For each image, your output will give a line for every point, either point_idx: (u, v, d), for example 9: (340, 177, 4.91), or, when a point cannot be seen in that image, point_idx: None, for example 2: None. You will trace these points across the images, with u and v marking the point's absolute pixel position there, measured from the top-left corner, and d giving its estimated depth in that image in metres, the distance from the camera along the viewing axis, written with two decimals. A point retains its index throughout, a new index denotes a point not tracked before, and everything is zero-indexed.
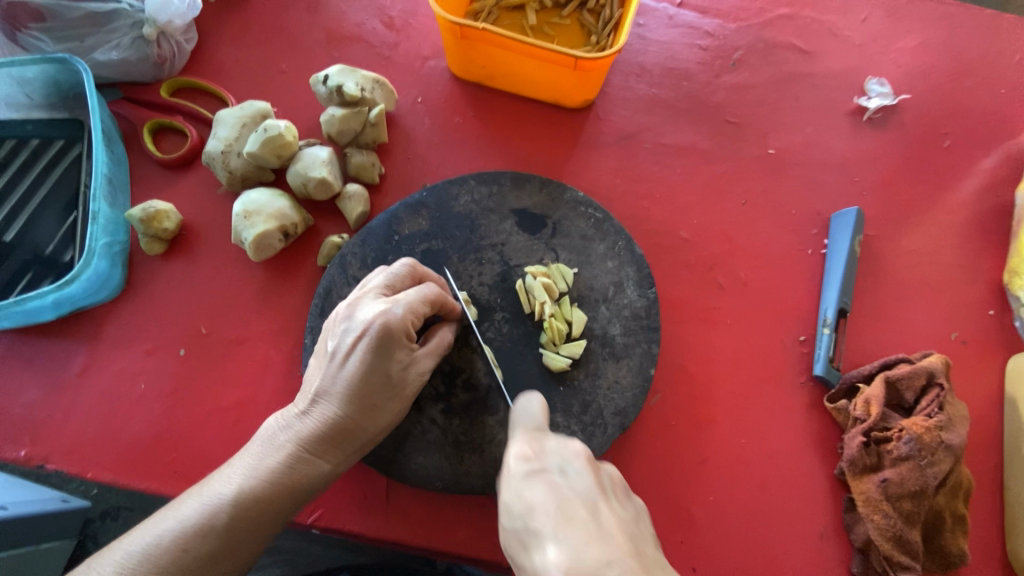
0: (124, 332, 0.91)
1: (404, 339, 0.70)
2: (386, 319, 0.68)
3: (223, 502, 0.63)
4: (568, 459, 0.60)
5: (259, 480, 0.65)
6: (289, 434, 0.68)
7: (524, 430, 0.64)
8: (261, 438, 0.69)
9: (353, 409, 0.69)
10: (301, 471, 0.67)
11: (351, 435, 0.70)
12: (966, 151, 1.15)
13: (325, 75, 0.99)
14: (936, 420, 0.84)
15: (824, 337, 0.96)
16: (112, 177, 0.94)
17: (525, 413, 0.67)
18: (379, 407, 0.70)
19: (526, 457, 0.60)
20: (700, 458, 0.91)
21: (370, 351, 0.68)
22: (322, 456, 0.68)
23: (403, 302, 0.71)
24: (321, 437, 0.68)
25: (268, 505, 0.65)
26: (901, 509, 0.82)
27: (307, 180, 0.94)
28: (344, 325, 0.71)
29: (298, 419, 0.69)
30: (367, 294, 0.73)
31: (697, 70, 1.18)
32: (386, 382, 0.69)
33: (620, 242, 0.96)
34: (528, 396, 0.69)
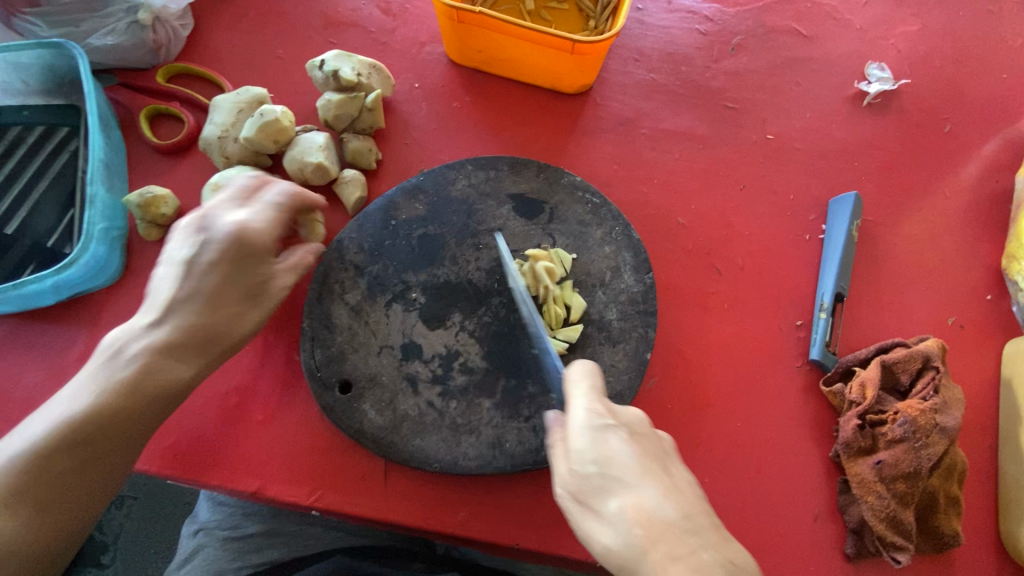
0: (123, 318, 0.92)
1: (264, 246, 0.74)
2: (245, 229, 0.71)
3: (74, 414, 0.63)
4: (635, 422, 0.64)
5: (117, 385, 0.66)
6: (149, 337, 0.69)
7: (588, 386, 0.66)
8: (112, 350, 0.68)
9: (219, 316, 0.73)
10: (162, 375, 0.70)
11: (220, 339, 0.74)
12: (966, 136, 1.14)
13: (321, 60, 0.98)
14: (931, 403, 0.85)
15: (821, 321, 0.96)
16: (109, 162, 0.94)
17: (587, 371, 0.68)
18: (245, 312, 0.76)
19: (599, 414, 0.63)
20: (696, 441, 0.91)
21: (233, 260, 0.72)
22: (188, 358, 0.72)
23: (261, 212, 0.74)
24: (189, 338, 0.71)
25: (127, 408, 0.66)
26: (895, 491, 0.83)
27: (304, 165, 0.94)
28: (200, 235, 0.71)
29: (156, 324, 0.70)
30: (220, 204, 0.74)
31: (696, 55, 1.17)
32: (253, 288, 0.75)
33: (617, 227, 0.96)
34: (584, 355, 0.70)
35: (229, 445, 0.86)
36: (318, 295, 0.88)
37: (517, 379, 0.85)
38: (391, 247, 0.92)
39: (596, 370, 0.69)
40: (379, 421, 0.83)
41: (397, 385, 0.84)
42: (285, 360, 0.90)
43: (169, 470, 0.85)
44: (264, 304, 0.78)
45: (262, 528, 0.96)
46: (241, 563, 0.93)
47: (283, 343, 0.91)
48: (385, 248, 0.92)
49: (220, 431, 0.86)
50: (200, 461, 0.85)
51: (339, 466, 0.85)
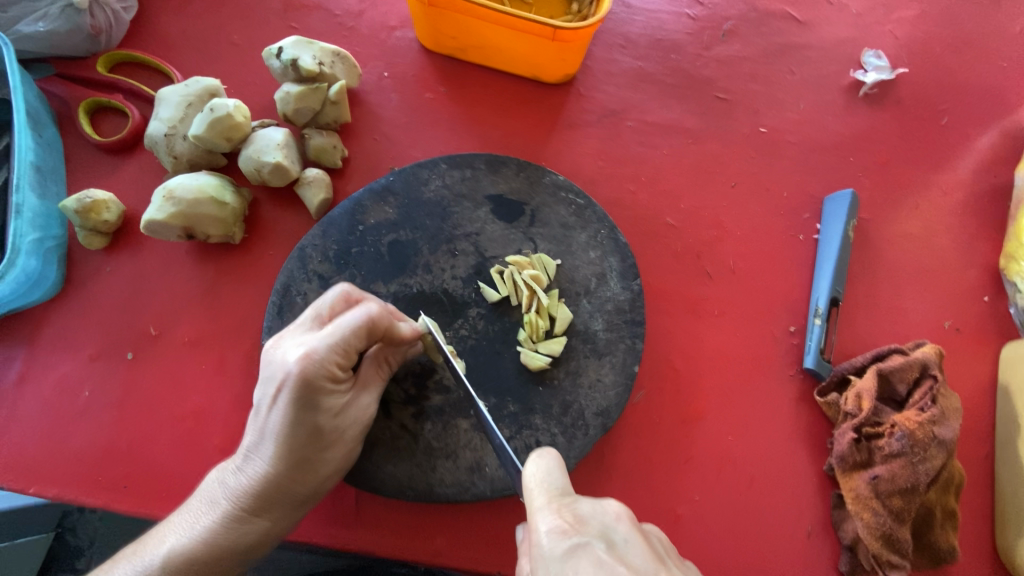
0: (66, 335, 0.84)
1: (325, 387, 0.64)
2: (300, 366, 0.62)
3: (158, 565, 0.62)
4: (612, 525, 0.53)
5: (199, 540, 0.64)
6: (228, 491, 0.66)
7: (547, 495, 0.56)
8: (203, 496, 0.67)
9: (284, 466, 0.65)
10: (237, 531, 0.65)
11: (289, 492, 0.66)
12: (964, 128, 1.10)
13: (279, 48, 0.89)
14: (929, 414, 0.81)
15: (816, 328, 0.91)
16: (41, 165, 0.85)
17: (545, 475, 0.58)
18: (313, 461, 0.66)
19: (563, 531, 0.53)
20: (686, 456, 0.87)
21: (292, 408, 0.62)
22: (260, 513, 0.66)
23: (325, 341, 0.63)
24: (259, 496, 0.65)
25: (207, 564, 0.63)
26: (891, 507, 0.79)
27: (261, 165, 0.86)
28: (266, 372, 0.65)
29: (236, 474, 0.66)
30: (291, 330, 0.67)
31: (685, 41, 1.10)
32: (313, 437, 0.65)
33: (602, 231, 0.90)
34: (542, 451, 0.60)
35: (184, 474, 0.79)
36: (279, 310, 0.82)
37: (497, 398, 0.81)
38: (359, 255, 0.85)
39: (560, 475, 0.58)
40: None
41: None
42: (246, 379, 0.84)
43: (119, 503, 0.78)
44: (330, 448, 0.67)
45: None
46: None
47: (243, 361, 0.84)
48: (352, 257, 0.85)
49: (174, 459, 0.79)
50: (151, 492, 0.78)
51: None
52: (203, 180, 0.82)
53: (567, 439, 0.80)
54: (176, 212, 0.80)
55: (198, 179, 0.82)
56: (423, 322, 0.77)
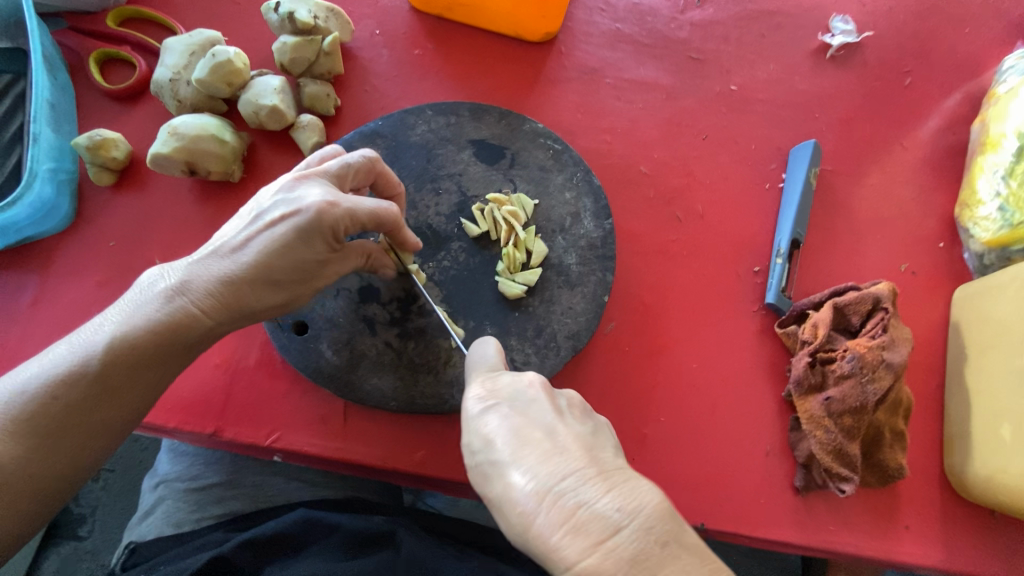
0: (75, 264, 0.90)
1: (329, 234, 0.68)
2: (319, 206, 0.66)
3: (108, 334, 0.60)
4: (523, 390, 0.61)
5: (149, 318, 0.62)
6: (193, 279, 0.65)
7: (478, 372, 0.65)
8: (163, 277, 0.65)
9: (259, 284, 0.66)
10: (188, 320, 0.63)
11: (249, 313, 0.67)
12: (926, 89, 1.16)
13: (276, 2, 0.96)
14: (879, 340, 0.88)
15: (777, 266, 0.97)
16: (56, 104, 0.92)
17: (477, 361, 0.67)
18: (280, 291, 0.68)
19: (480, 396, 0.61)
20: (654, 383, 0.93)
21: (293, 234, 0.66)
22: (214, 314, 0.65)
23: (348, 199, 0.68)
24: (224, 295, 0.65)
25: (151, 347, 0.62)
26: (842, 425, 0.86)
27: (259, 108, 0.92)
28: (281, 197, 0.68)
29: (204, 268, 0.65)
30: (316, 176, 0.71)
31: (662, 5, 1.16)
32: (296, 269, 0.68)
33: (578, 174, 0.96)
34: (482, 339, 0.70)
35: (184, 389, 0.85)
36: None
37: (476, 322, 0.87)
38: None
39: (493, 359, 0.68)
40: (336, 360, 0.83)
41: (355, 326, 0.84)
42: None
43: None
44: (300, 284, 0.70)
45: (223, 478, 0.98)
46: (201, 513, 0.94)
47: None
48: None
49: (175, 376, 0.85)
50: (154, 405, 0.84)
51: (295, 411, 0.85)
52: (204, 120, 0.88)
53: (540, 359, 0.86)
54: (181, 146, 0.86)
55: (200, 118, 0.88)
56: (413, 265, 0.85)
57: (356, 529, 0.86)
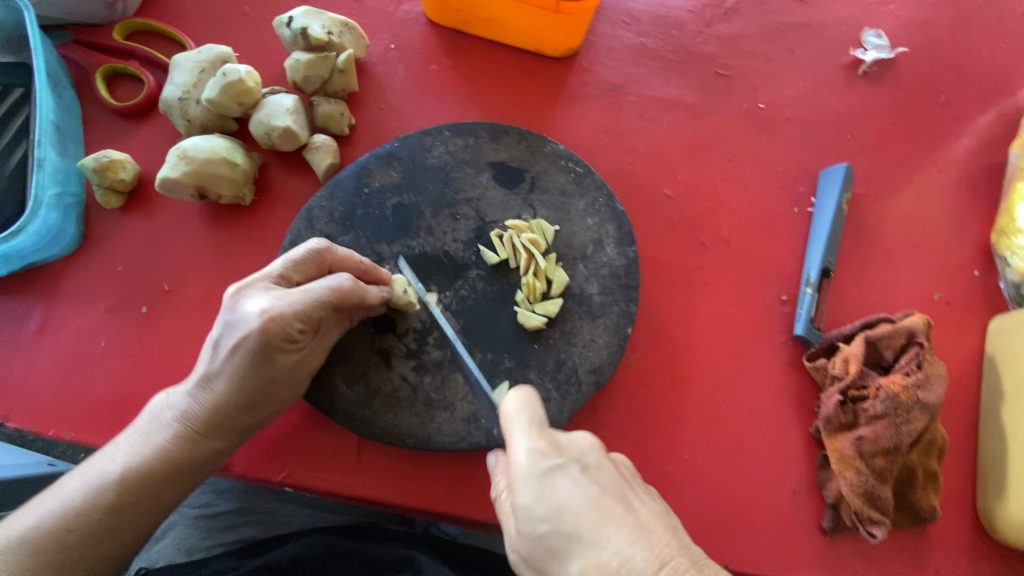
0: (83, 289, 0.87)
1: (284, 345, 0.67)
2: (261, 324, 0.65)
3: (110, 479, 0.66)
4: (586, 452, 0.60)
5: (149, 455, 0.67)
6: (178, 412, 0.69)
7: (527, 423, 0.61)
8: (152, 415, 0.71)
9: (234, 402, 0.69)
10: (189, 450, 0.69)
11: (234, 424, 0.71)
12: (961, 107, 1.11)
13: (289, 17, 0.92)
14: (914, 378, 0.84)
15: (806, 297, 0.93)
16: (61, 125, 0.89)
17: (525, 405, 0.62)
18: (258, 399, 0.70)
19: (543, 453, 0.58)
20: (677, 417, 0.90)
21: (249, 358, 0.66)
22: (211, 438, 0.70)
23: (291, 304, 0.66)
24: (211, 421, 0.69)
25: (160, 480, 0.67)
26: (873, 466, 0.82)
27: (271, 129, 0.89)
28: (226, 319, 0.67)
29: (186, 400, 0.70)
30: (256, 282, 0.69)
31: (688, 18, 1.12)
32: (264, 382, 0.69)
33: (600, 199, 0.93)
34: (520, 386, 0.65)
35: None
36: None
37: (494, 354, 0.84)
38: (364, 217, 0.88)
39: (537, 404, 0.64)
40: (350, 396, 0.80)
41: (369, 360, 0.81)
42: None
43: None
44: (283, 390, 0.72)
45: (234, 506, 0.95)
46: (215, 540, 0.89)
47: None
48: (357, 218, 0.88)
49: None
50: None
51: (308, 444, 0.82)
52: (215, 142, 0.85)
53: (561, 395, 0.83)
54: (190, 170, 0.83)
55: (211, 141, 0.85)
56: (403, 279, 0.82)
57: (373, 555, 0.84)
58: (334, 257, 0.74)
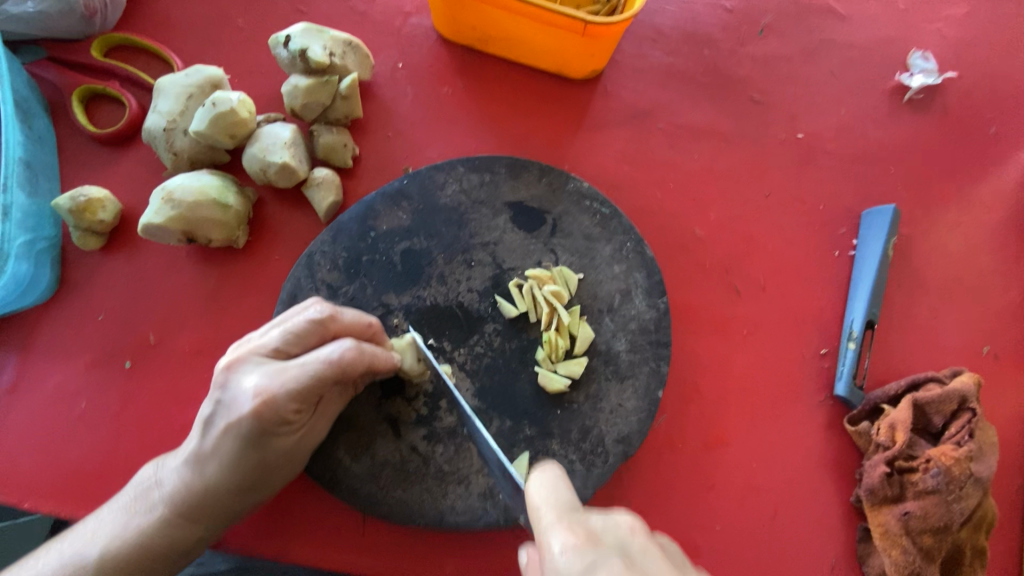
0: (61, 341, 0.79)
1: (280, 427, 0.61)
2: (255, 406, 0.59)
3: (86, 564, 0.60)
4: (627, 537, 0.50)
5: (129, 540, 0.61)
6: (164, 491, 0.63)
7: (556, 512, 0.53)
8: (136, 491, 0.65)
9: (225, 485, 0.63)
10: (173, 536, 0.63)
11: (225, 509, 0.64)
12: (1013, 138, 1.03)
13: (286, 36, 0.83)
14: (967, 450, 0.77)
15: (849, 353, 0.86)
16: (32, 161, 0.80)
17: (551, 490, 0.55)
18: (253, 484, 0.64)
19: (577, 546, 0.49)
20: (708, 483, 0.83)
21: (243, 441, 0.61)
22: (198, 521, 0.64)
23: (285, 382, 0.59)
24: (199, 504, 0.63)
25: (140, 568, 0.61)
26: (920, 545, 0.76)
27: (266, 166, 0.80)
28: (218, 396, 0.62)
29: (174, 477, 0.64)
30: (250, 354, 0.63)
31: (720, 36, 1.03)
32: (259, 466, 0.63)
33: (628, 244, 0.84)
34: (543, 466, 0.58)
35: None
36: None
37: (513, 421, 0.77)
38: (370, 264, 0.80)
39: (563, 488, 0.56)
40: (355, 469, 0.73)
41: (376, 427, 0.74)
42: None
43: None
44: (279, 470, 0.66)
45: None
46: None
47: None
48: (363, 265, 0.80)
49: None
50: None
51: (314, 517, 0.76)
52: (204, 181, 0.77)
53: (586, 466, 0.76)
54: (176, 215, 0.75)
55: (200, 179, 0.76)
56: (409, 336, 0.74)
57: None
58: (340, 325, 0.66)
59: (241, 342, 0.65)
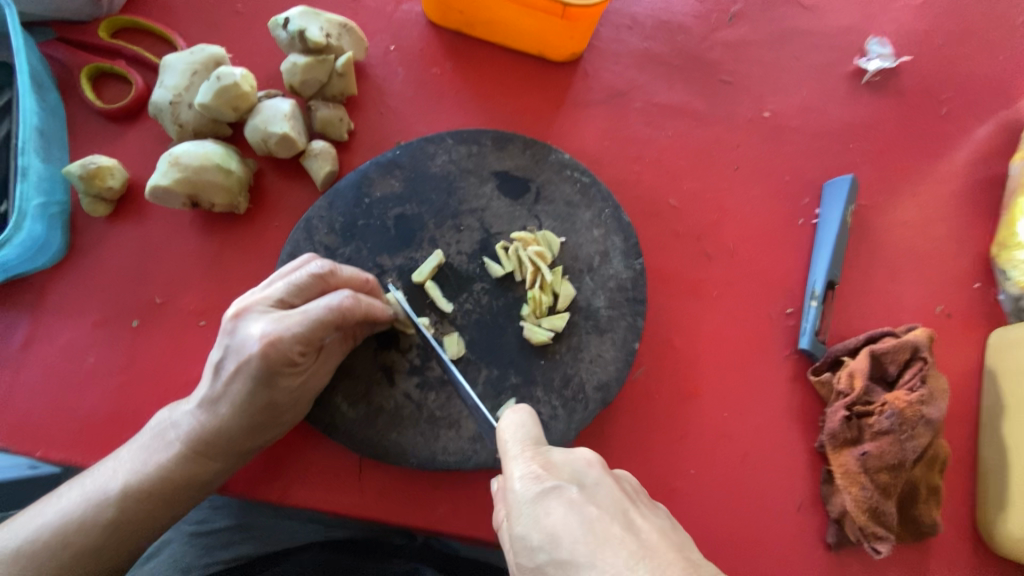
0: (71, 302, 0.84)
1: (286, 368, 0.66)
2: (262, 348, 0.63)
3: (108, 498, 0.64)
4: (584, 472, 0.57)
5: (147, 476, 0.65)
6: (179, 431, 0.67)
7: (522, 447, 0.60)
8: (150, 434, 0.69)
9: (237, 424, 0.67)
10: (189, 471, 0.67)
11: (236, 446, 0.69)
12: (964, 117, 1.10)
13: (285, 19, 0.89)
14: (919, 394, 0.83)
15: (812, 310, 0.93)
16: (45, 131, 0.85)
17: (519, 427, 0.62)
18: (262, 422, 0.69)
19: (536, 477, 0.57)
20: (683, 432, 0.89)
21: (252, 381, 0.65)
22: (212, 458, 0.68)
23: (291, 327, 0.64)
24: (213, 442, 0.67)
25: (159, 500, 0.66)
26: (878, 482, 0.82)
27: (268, 136, 0.86)
28: (228, 341, 0.66)
29: (187, 418, 0.68)
30: (257, 303, 0.67)
31: (692, 23, 1.10)
32: (268, 406, 0.68)
33: (607, 210, 0.90)
34: (516, 407, 0.64)
35: None
36: None
37: (499, 371, 0.82)
38: (365, 228, 0.86)
39: (532, 427, 0.62)
40: (352, 415, 0.78)
41: (372, 376, 0.79)
42: None
43: None
44: (285, 411, 0.71)
45: (231, 523, 0.81)
46: (210, 559, 0.75)
47: None
48: (358, 229, 0.86)
49: None
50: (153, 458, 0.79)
51: (309, 463, 0.80)
52: (208, 148, 0.82)
53: (568, 412, 0.81)
54: (182, 178, 0.79)
55: (204, 147, 0.82)
56: (437, 254, 0.85)
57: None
58: (337, 281, 0.71)
59: (249, 293, 0.69)
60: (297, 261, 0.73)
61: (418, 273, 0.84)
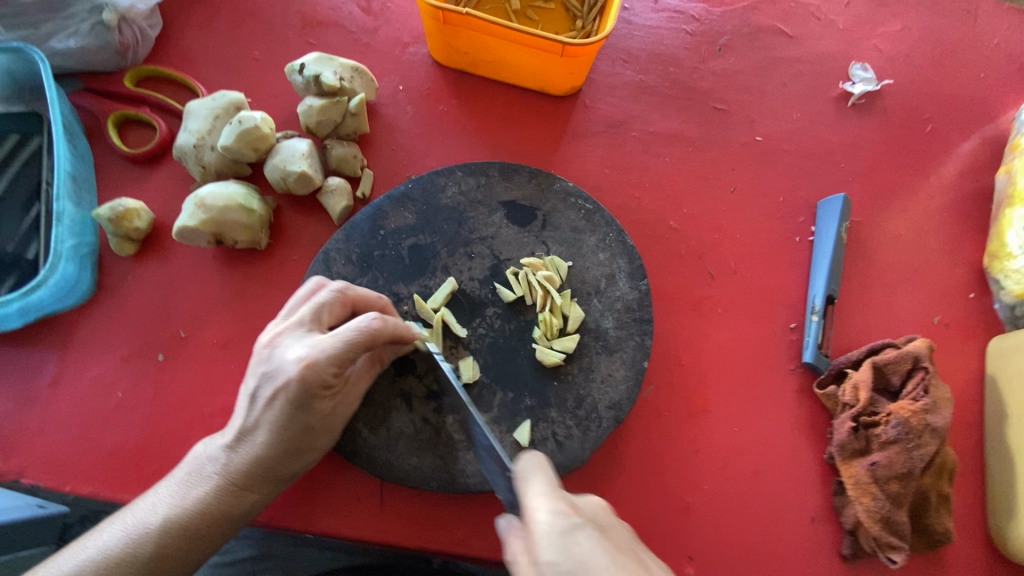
0: (98, 338, 0.87)
1: (320, 391, 0.68)
2: (298, 372, 0.66)
3: (154, 528, 0.66)
4: (601, 513, 0.62)
5: (190, 506, 0.68)
6: (218, 461, 0.70)
7: (546, 482, 0.62)
8: (189, 467, 0.71)
9: (274, 450, 0.70)
10: (229, 499, 0.69)
11: (273, 473, 0.71)
12: (948, 135, 1.15)
13: (301, 64, 0.94)
14: (923, 403, 0.85)
15: (813, 324, 0.96)
16: (76, 175, 0.90)
17: (540, 466, 0.63)
18: (298, 447, 0.71)
19: (565, 513, 0.59)
20: (694, 447, 0.91)
21: (289, 406, 0.67)
22: (251, 485, 0.70)
23: (324, 350, 0.66)
24: (250, 471, 0.69)
25: (202, 528, 0.67)
26: (889, 492, 0.83)
27: (286, 174, 0.90)
28: (263, 369, 0.69)
29: (225, 449, 0.70)
30: (289, 330, 0.70)
31: (684, 55, 1.16)
32: (304, 429, 0.70)
33: (611, 234, 0.94)
34: (532, 449, 0.66)
35: None
36: None
37: (515, 393, 0.85)
38: (381, 258, 0.90)
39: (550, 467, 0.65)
40: (375, 439, 0.80)
41: (393, 399, 0.82)
42: None
43: None
44: (319, 435, 0.72)
45: (257, 551, 0.84)
46: None
47: None
48: (374, 260, 0.89)
49: None
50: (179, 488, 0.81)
51: (331, 487, 0.82)
52: (232, 189, 0.86)
53: (582, 431, 0.84)
54: (208, 218, 0.84)
55: (228, 188, 0.86)
56: (450, 281, 0.88)
57: None
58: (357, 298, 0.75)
59: (279, 320, 0.72)
60: (311, 285, 0.75)
61: (433, 299, 0.87)
